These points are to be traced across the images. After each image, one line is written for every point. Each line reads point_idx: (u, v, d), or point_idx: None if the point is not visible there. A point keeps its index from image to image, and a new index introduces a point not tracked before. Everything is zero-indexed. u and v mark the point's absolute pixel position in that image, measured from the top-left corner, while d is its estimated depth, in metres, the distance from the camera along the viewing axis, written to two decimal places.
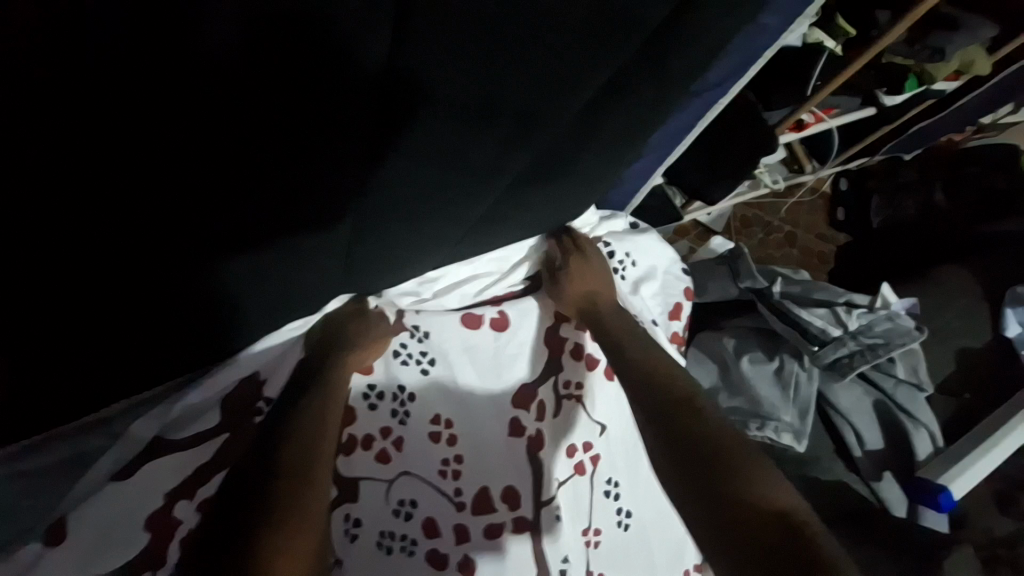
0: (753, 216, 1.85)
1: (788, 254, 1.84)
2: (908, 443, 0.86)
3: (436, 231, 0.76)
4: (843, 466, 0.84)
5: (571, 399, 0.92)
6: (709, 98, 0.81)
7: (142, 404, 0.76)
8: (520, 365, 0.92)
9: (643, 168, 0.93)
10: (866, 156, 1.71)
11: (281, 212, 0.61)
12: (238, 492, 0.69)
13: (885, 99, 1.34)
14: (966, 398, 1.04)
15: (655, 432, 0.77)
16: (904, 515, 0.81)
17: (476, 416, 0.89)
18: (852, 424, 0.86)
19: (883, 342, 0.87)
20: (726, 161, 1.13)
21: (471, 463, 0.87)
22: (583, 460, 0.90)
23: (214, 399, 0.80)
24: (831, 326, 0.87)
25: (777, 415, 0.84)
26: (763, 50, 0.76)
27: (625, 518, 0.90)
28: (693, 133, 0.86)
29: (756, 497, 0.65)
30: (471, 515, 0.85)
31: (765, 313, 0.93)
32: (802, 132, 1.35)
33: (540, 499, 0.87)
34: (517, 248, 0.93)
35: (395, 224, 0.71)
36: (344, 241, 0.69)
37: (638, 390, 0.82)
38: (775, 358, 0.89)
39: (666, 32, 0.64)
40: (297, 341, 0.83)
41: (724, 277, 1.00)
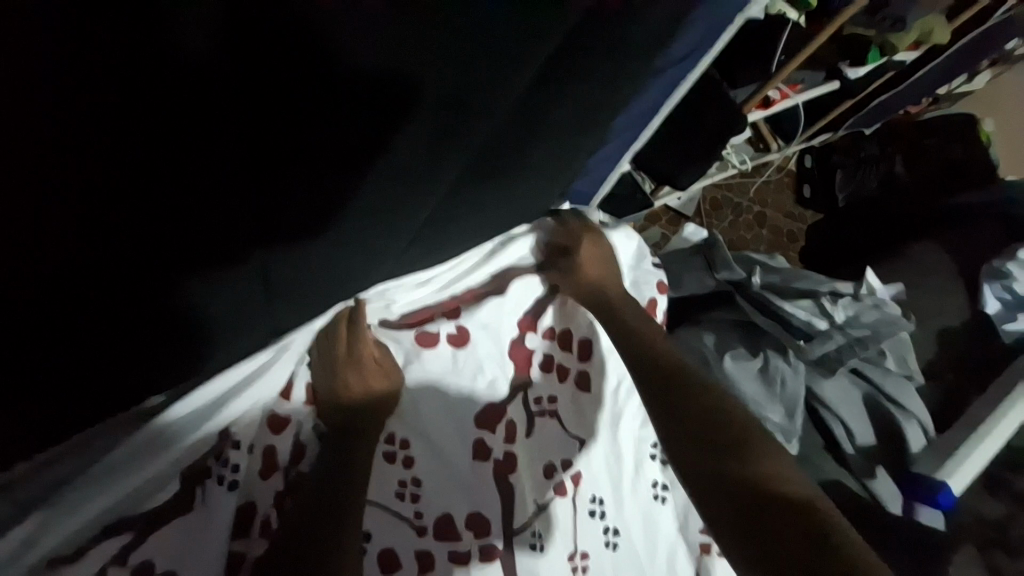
0: (722, 198, 1.81)
1: (759, 235, 1.82)
2: (899, 435, 0.82)
3: (379, 242, 0.67)
4: (831, 462, 0.80)
5: (544, 415, 0.87)
6: (671, 79, 0.74)
7: (56, 464, 0.63)
8: (488, 379, 0.86)
9: (607, 157, 0.86)
10: (830, 133, 1.69)
11: (191, 230, 0.53)
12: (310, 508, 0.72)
13: (849, 74, 1.32)
14: (950, 379, 1.02)
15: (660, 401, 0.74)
16: (899, 512, 0.77)
17: (438, 440, 0.83)
18: (841, 418, 0.82)
19: (870, 333, 0.83)
20: (695, 144, 1.08)
21: (432, 487, 0.81)
22: (563, 480, 0.84)
23: (154, 452, 0.68)
24: (816, 319, 0.84)
25: (764, 415, 0.78)
26: (732, 19, 0.69)
27: (613, 537, 0.84)
28: (661, 115, 0.80)
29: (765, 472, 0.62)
30: (433, 541, 0.78)
31: (746, 306, 0.88)
32: (769, 110, 1.30)
33: (511, 525, 0.81)
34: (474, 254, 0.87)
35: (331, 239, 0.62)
36: (272, 261, 0.60)
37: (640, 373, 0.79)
38: (759, 354, 0.83)
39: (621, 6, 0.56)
40: (250, 375, 0.74)
41: (699, 271, 0.95)
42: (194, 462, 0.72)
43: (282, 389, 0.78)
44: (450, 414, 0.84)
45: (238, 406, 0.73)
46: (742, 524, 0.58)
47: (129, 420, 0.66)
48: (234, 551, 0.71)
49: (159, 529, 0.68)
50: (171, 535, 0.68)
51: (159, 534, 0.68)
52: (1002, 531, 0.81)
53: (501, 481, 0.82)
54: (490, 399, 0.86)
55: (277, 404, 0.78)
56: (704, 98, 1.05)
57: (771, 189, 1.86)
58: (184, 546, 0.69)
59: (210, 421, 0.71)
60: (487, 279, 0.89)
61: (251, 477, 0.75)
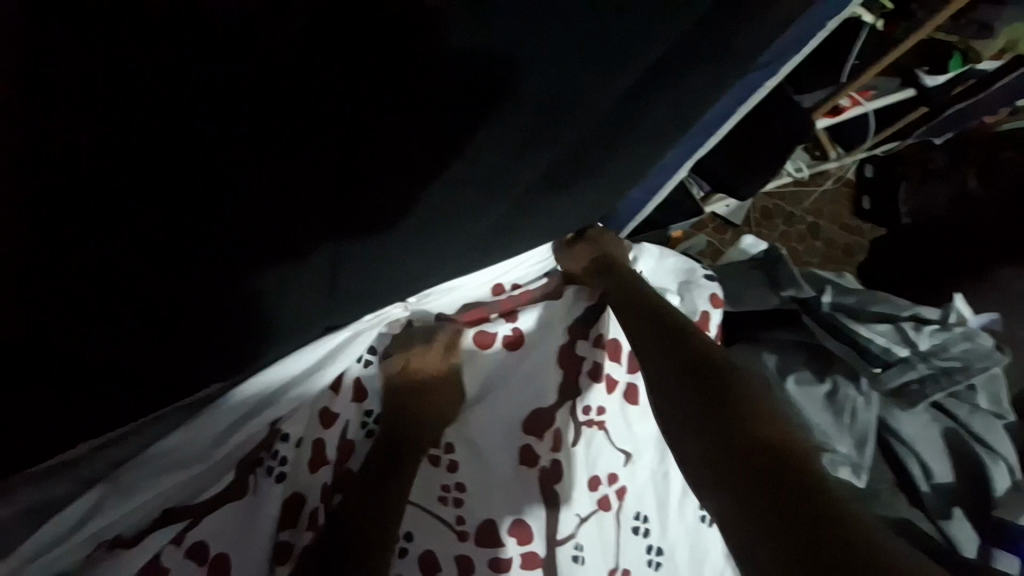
0: (775, 207, 1.74)
1: (812, 247, 1.73)
2: (984, 477, 0.75)
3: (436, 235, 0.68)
4: (906, 502, 0.75)
5: (592, 426, 0.84)
6: (753, 82, 0.73)
7: (114, 443, 0.66)
8: (537, 385, 0.85)
9: (668, 164, 0.84)
10: (896, 142, 1.62)
11: None
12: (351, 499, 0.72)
13: (928, 80, 1.23)
14: None
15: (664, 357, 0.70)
16: (975, 556, 0.71)
17: (483, 444, 0.82)
18: (918, 455, 0.77)
19: (960, 365, 0.76)
20: (758, 152, 1.03)
21: (474, 491, 0.80)
22: (608, 494, 0.82)
23: (213, 442, 0.71)
24: (895, 346, 0.80)
25: (833, 445, 0.74)
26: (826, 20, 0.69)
27: (656, 556, 0.81)
28: (732, 122, 0.77)
29: (759, 427, 0.55)
30: (474, 546, 0.77)
31: (814, 327, 0.83)
32: (839, 117, 1.23)
33: (555, 537, 0.79)
34: (528, 260, 0.88)
35: None
36: None
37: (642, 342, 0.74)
38: (827, 379, 0.79)
39: None
40: (309, 370, 0.76)
41: (761, 285, 0.91)
42: (248, 452, 0.74)
43: (327, 383, 0.78)
44: (495, 420, 0.83)
45: (288, 401, 0.75)
46: (716, 466, 0.54)
47: (191, 408, 0.70)
48: (281, 542, 0.72)
49: (217, 510, 0.70)
50: (223, 521, 0.70)
51: (215, 516, 0.70)
52: None
53: (546, 490, 0.80)
54: (538, 405, 0.84)
55: (328, 398, 0.78)
56: (770, 105, 1.00)
57: (828, 200, 1.77)
58: (237, 532, 0.70)
59: (260, 415, 0.73)
60: (541, 281, 0.91)
61: (298, 470, 0.75)
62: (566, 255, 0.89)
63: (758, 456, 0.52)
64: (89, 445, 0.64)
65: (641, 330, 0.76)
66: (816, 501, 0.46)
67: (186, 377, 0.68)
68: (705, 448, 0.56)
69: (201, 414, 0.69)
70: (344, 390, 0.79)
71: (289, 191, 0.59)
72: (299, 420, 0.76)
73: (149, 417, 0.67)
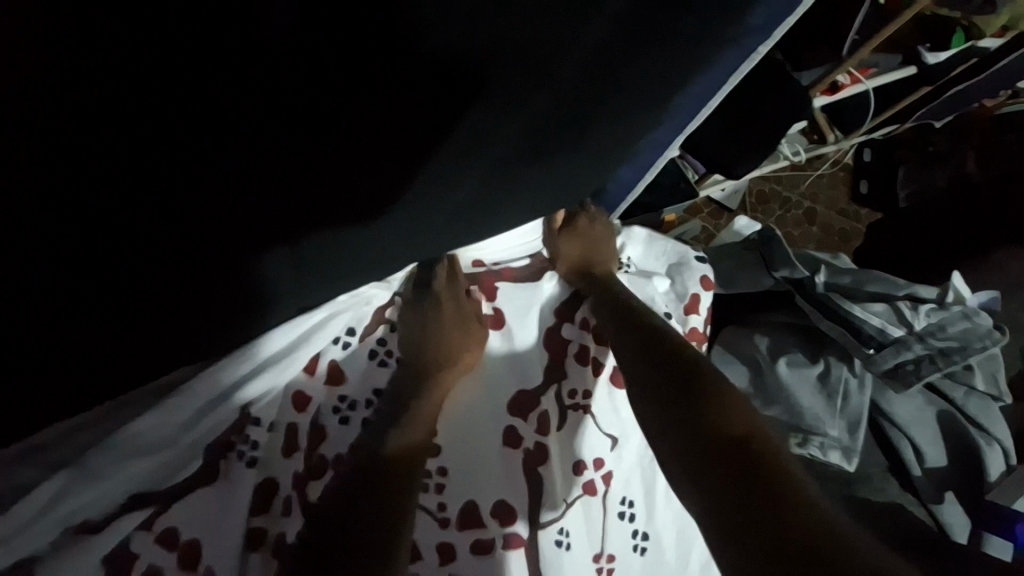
0: (770, 192, 1.71)
1: (808, 233, 1.71)
2: (979, 462, 0.73)
3: (418, 208, 0.64)
4: (897, 486, 0.74)
5: (578, 409, 0.81)
6: (741, 51, 0.68)
7: (75, 430, 0.63)
8: (521, 367, 0.83)
9: (658, 141, 0.82)
10: (895, 125, 1.57)
11: None
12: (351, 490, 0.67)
13: (929, 57, 1.22)
14: None
15: (636, 354, 0.70)
16: (966, 542, 0.69)
17: (467, 428, 0.80)
18: (911, 439, 0.74)
19: (958, 346, 0.72)
20: (753, 131, 1.00)
21: (457, 474, 0.77)
22: (593, 479, 0.80)
23: (179, 428, 0.68)
24: (891, 326, 0.74)
25: (822, 429, 0.72)
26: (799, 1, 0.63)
27: (641, 541, 0.80)
28: (724, 92, 0.73)
29: (727, 421, 0.56)
30: (456, 531, 0.75)
31: (807, 307, 0.80)
32: (836, 96, 1.19)
33: (537, 520, 0.77)
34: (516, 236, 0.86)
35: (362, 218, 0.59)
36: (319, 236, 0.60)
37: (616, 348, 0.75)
38: (820, 361, 0.77)
39: None
40: (286, 352, 0.73)
41: (755, 266, 0.88)
42: (218, 437, 0.72)
43: (300, 366, 0.75)
44: (477, 400, 0.81)
45: (260, 384, 0.71)
46: (692, 465, 0.54)
47: (163, 390, 0.67)
48: (254, 527, 0.71)
49: (190, 494, 0.70)
50: (195, 503, 0.69)
51: (188, 499, 0.69)
52: None
53: (530, 472, 0.78)
54: (523, 387, 0.82)
55: (302, 381, 0.76)
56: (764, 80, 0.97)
57: (825, 185, 1.75)
58: (208, 515, 0.69)
59: (231, 398, 0.70)
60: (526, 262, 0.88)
61: (272, 455, 0.73)
62: (548, 239, 0.88)
63: (734, 454, 0.52)
64: (49, 432, 0.61)
65: (609, 330, 0.76)
66: (796, 500, 0.45)
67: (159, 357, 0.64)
68: (679, 447, 0.56)
69: (170, 398, 0.66)
70: (320, 372, 0.77)
71: (259, 160, 0.56)
72: (270, 407, 0.74)
73: (117, 401, 0.64)
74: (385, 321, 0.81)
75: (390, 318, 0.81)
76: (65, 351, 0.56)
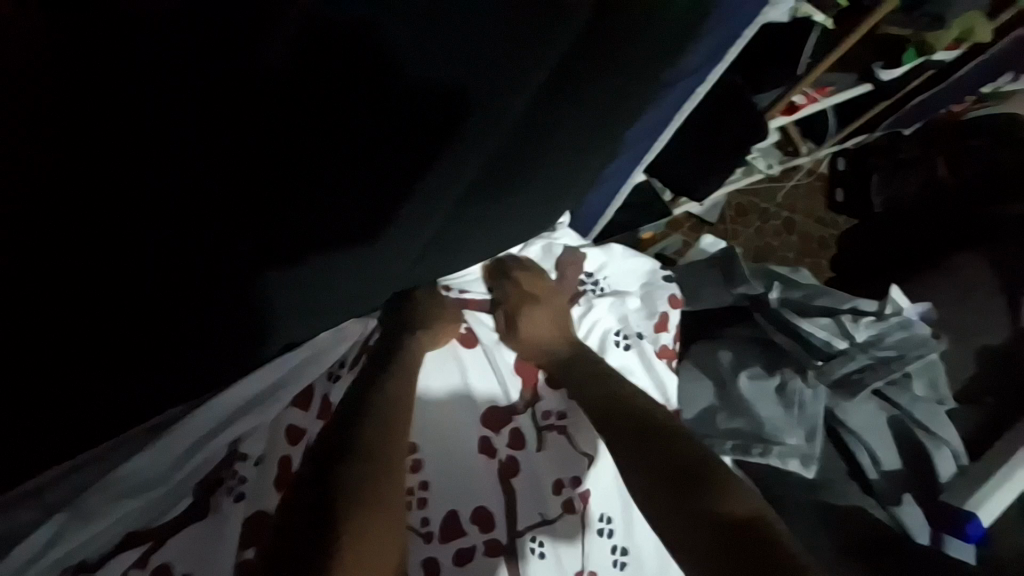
0: (748, 204, 1.76)
1: (787, 241, 1.75)
2: (929, 463, 0.77)
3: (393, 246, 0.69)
4: (856, 489, 0.78)
5: (552, 430, 0.86)
6: (683, 90, 0.78)
7: (76, 471, 0.69)
8: (496, 388, 0.87)
9: (620, 168, 0.89)
10: (865, 133, 1.63)
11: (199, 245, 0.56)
12: (306, 500, 0.62)
13: (883, 74, 1.26)
14: (990, 404, 0.96)
15: (613, 428, 0.76)
16: (927, 543, 0.73)
17: (450, 449, 0.82)
18: (865, 445, 0.79)
19: (896, 355, 0.81)
20: (714, 150, 1.05)
21: (439, 486, 0.80)
22: (571, 498, 0.82)
23: (170, 464, 0.71)
24: (836, 338, 0.82)
25: (781, 438, 0.77)
26: (740, 28, 0.72)
27: (621, 556, 0.82)
28: (673, 126, 0.83)
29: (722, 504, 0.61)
30: (439, 544, 0.77)
31: (763, 322, 0.86)
32: (795, 114, 1.25)
33: (516, 527, 0.79)
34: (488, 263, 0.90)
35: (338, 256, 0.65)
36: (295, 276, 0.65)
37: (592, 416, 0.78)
38: (776, 373, 0.81)
39: (604, 21, 0.56)
40: (273, 386, 0.76)
41: (719, 283, 0.93)
42: (208, 474, 0.74)
43: (286, 403, 0.77)
44: (460, 422, 0.84)
45: (245, 422, 0.74)
46: (711, 555, 0.57)
47: (154, 429, 0.72)
48: (244, 560, 0.68)
49: (184, 529, 0.71)
50: (187, 539, 0.70)
51: (183, 534, 0.70)
52: None
53: (506, 484, 0.82)
54: (498, 402, 0.86)
55: (292, 413, 0.78)
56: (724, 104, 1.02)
57: (802, 193, 1.79)
58: (199, 549, 0.70)
59: (217, 435, 0.73)
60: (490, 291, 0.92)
61: (259, 487, 0.73)
62: (495, 281, 0.91)
63: (747, 541, 0.56)
64: (50, 473, 0.67)
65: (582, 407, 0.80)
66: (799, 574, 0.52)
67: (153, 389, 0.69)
68: (693, 534, 0.60)
69: (161, 437, 0.70)
70: (314, 408, 0.79)
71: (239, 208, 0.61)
72: (259, 440, 0.76)
73: (111, 441, 0.70)
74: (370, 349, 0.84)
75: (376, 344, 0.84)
76: (65, 390, 0.61)
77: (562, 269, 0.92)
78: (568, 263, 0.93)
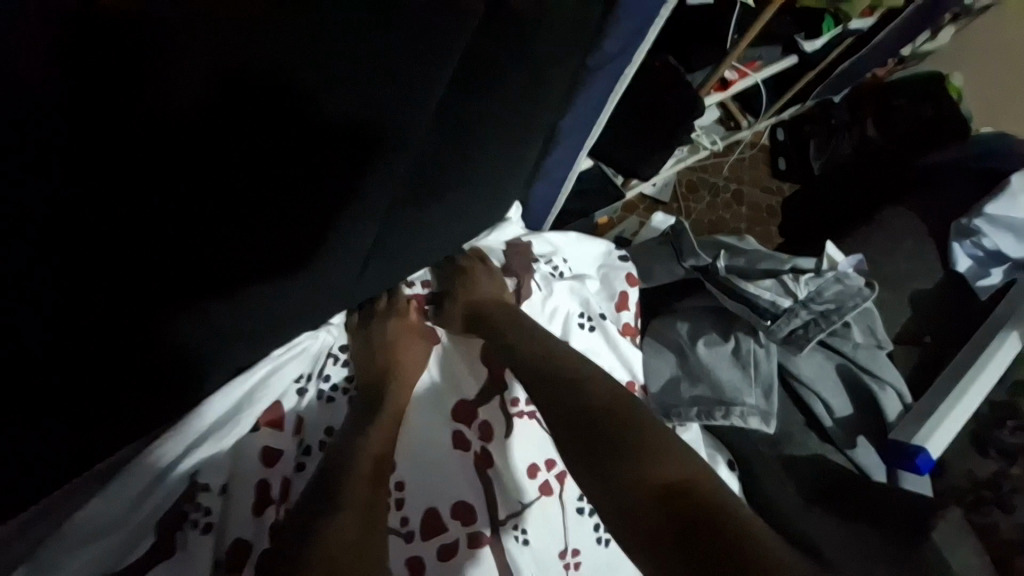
0: (698, 180, 1.81)
1: (737, 213, 1.81)
2: (876, 404, 0.84)
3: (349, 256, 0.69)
4: (816, 438, 0.83)
5: (523, 417, 0.86)
6: (610, 75, 0.81)
7: (27, 528, 0.64)
8: (463, 382, 0.87)
9: (563, 157, 0.92)
10: (799, 104, 1.70)
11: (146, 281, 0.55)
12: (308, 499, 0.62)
13: (805, 45, 1.33)
14: (929, 342, 1.05)
15: (542, 395, 0.72)
16: (885, 480, 0.79)
17: (423, 450, 0.81)
18: (818, 392, 0.83)
19: (834, 307, 0.81)
20: (654, 130, 1.08)
21: (415, 484, 0.79)
22: (547, 479, 0.84)
23: (128, 509, 0.67)
24: (781, 298, 0.82)
25: (741, 399, 0.80)
26: (655, 12, 0.74)
27: (604, 533, 0.85)
28: (606, 109, 0.86)
29: (641, 462, 0.58)
30: (421, 542, 0.76)
31: (716, 293, 0.87)
32: (728, 90, 1.30)
33: (497, 516, 0.80)
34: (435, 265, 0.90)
35: (294, 274, 0.64)
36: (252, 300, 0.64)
37: (528, 379, 0.75)
38: (730, 338, 0.85)
39: None
40: (229, 414, 0.73)
41: (669, 259, 0.96)
42: (172, 508, 0.71)
43: (251, 426, 0.75)
44: (433, 421, 0.83)
45: (207, 450, 0.72)
46: (637, 515, 0.53)
47: (108, 471, 0.68)
48: None
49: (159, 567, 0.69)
50: None
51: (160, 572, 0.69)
52: (997, 491, 0.82)
53: (482, 474, 0.82)
54: (461, 398, 0.86)
55: (268, 435, 0.76)
56: (659, 85, 1.06)
57: (746, 164, 1.85)
58: None
59: (179, 467, 0.71)
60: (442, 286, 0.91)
61: (230, 515, 0.71)
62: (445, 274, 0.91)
63: (670, 510, 0.51)
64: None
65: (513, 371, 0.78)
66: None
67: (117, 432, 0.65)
68: (628, 507, 0.54)
69: (120, 476, 0.66)
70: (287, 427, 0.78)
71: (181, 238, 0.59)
72: (220, 468, 0.73)
73: (63, 490, 0.65)
74: (332, 357, 0.83)
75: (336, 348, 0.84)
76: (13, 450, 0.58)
77: (511, 255, 0.92)
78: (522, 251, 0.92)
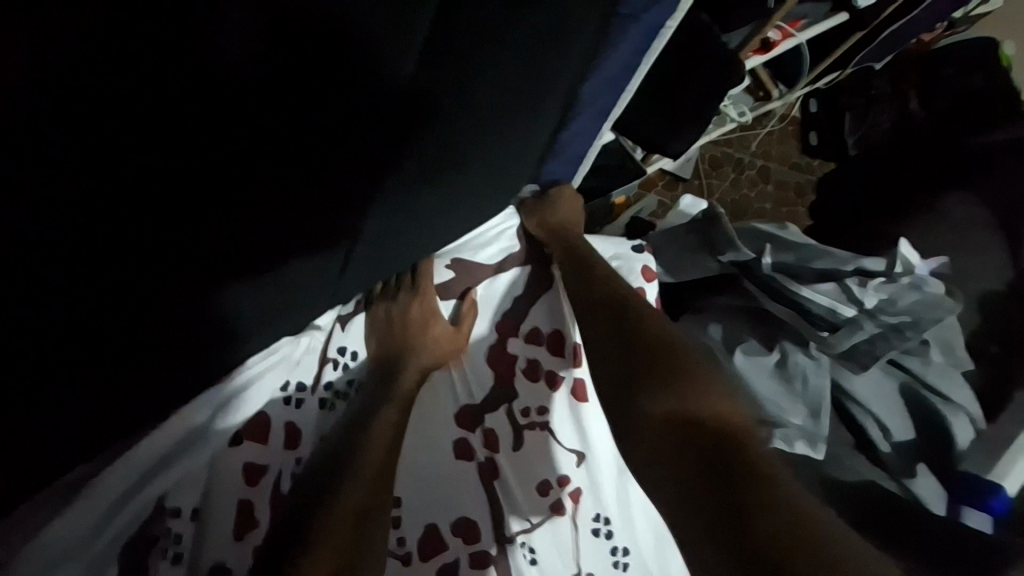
0: (721, 155, 1.67)
1: (763, 193, 1.67)
2: (944, 429, 0.75)
3: None
4: (862, 461, 0.74)
5: (534, 428, 0.78)
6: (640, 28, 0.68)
7: None
8: (476, 377, 0.79)
9: (581, 130, 0.80)
10: (836, 72, 1.52)
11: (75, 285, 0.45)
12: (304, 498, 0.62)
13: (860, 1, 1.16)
14: (993, 350, 0.93)
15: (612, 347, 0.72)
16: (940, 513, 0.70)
17: (421, 463, 0.74)
18: (874, 415, 0.77)
19: (909, 320, 0.72)
20: (682, 102, 0.94)
21: (411, 497, 0.72)
22: (560, 498, 0.76)
23: (94, 530, 0.59)
24: (841, 306, 0.72)
25: (786, 420, 0.70)
26: None
27: (622, 557, 0.76)
28: (639, 77, 0.75)
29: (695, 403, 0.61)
30: (419, 564, 0.70)
31: (756, 292, 0.79)
32: (767, 52, 1.14)
33: (503, 534, 0.73)
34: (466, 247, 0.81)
35: None
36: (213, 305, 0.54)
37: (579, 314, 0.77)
38: (776, 349, 0.76)
39: None
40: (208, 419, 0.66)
41: (695, 250, 0.84)
42: (139, 530, 0.62)
43: (231, 437, 0.67)
44: (440, 432, 0.76)
45: (178, 469, 0.64)
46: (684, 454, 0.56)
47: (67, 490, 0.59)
48: None
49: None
50: None
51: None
52: None
53: (488, 488, 0.75)
54: (467, 401, 0.78)
55: (252, 450, 0.67)
56: (689, 47, 0.91)
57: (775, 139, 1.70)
58: None
59: (145, 487, 0.63)
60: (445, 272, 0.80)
61: (204, 541, 0.63)
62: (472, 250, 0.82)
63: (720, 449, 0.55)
64: None
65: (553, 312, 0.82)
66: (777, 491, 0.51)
67: (80, 446, 0.57)
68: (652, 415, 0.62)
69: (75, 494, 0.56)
70: (275, 439, 0.69)
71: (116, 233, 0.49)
72: (192, 488, 0.65)
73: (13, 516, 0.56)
74: (330, 362, 0.74)
75: (336, 347, 0.74)
76: None
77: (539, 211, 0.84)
78: (561, 219, 0.84)
